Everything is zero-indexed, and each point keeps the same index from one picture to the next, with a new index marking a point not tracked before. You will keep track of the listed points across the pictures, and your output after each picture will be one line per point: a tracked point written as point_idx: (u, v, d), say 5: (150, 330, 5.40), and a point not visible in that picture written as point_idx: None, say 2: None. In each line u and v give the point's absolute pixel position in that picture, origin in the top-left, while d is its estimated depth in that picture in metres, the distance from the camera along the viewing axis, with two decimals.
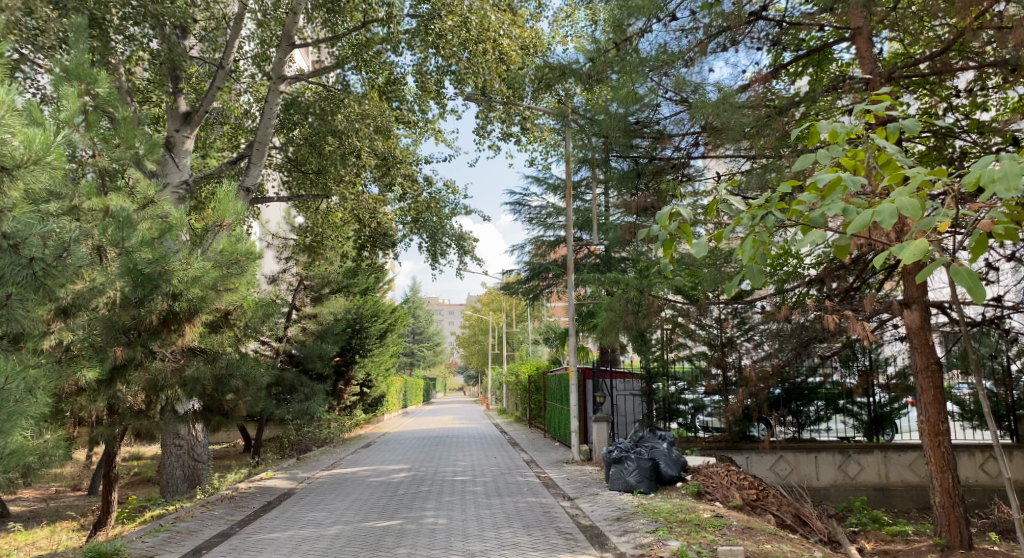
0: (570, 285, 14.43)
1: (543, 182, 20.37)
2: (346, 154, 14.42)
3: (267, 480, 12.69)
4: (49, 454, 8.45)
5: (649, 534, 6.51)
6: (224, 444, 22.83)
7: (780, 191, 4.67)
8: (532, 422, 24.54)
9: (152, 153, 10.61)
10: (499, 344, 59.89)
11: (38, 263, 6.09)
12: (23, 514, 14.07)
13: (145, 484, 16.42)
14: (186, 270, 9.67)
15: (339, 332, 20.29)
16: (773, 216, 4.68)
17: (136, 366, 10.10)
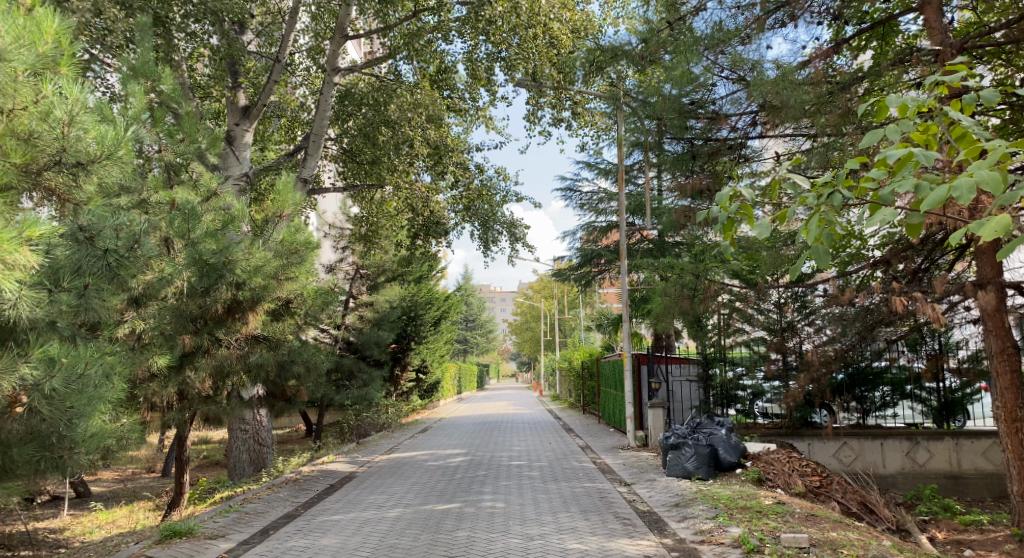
0: (625, 270, 14.19)
1: (594, 167, 20.22)
2: (399, 145, 14.45)
3: (329, 464, 13.00)
4: (123, 439, 8.78)
5: (709, 520, 6.49)
6: (287, 428, 23.47)
7: (847, 168, 4.55)
8: (586, 409, 24.46)
9: (214, 146, 10.99)
10: (552, 331, 59.93)
11: (112, 254, 6.36)
12: (104, 494, 14.74)
13: (214, 466, 17.00)
14: (249, 260, 9.96)
15: (395, 319, 20.59)
16: (841, 195, 4.56)
17: (203, 353, 10.43)
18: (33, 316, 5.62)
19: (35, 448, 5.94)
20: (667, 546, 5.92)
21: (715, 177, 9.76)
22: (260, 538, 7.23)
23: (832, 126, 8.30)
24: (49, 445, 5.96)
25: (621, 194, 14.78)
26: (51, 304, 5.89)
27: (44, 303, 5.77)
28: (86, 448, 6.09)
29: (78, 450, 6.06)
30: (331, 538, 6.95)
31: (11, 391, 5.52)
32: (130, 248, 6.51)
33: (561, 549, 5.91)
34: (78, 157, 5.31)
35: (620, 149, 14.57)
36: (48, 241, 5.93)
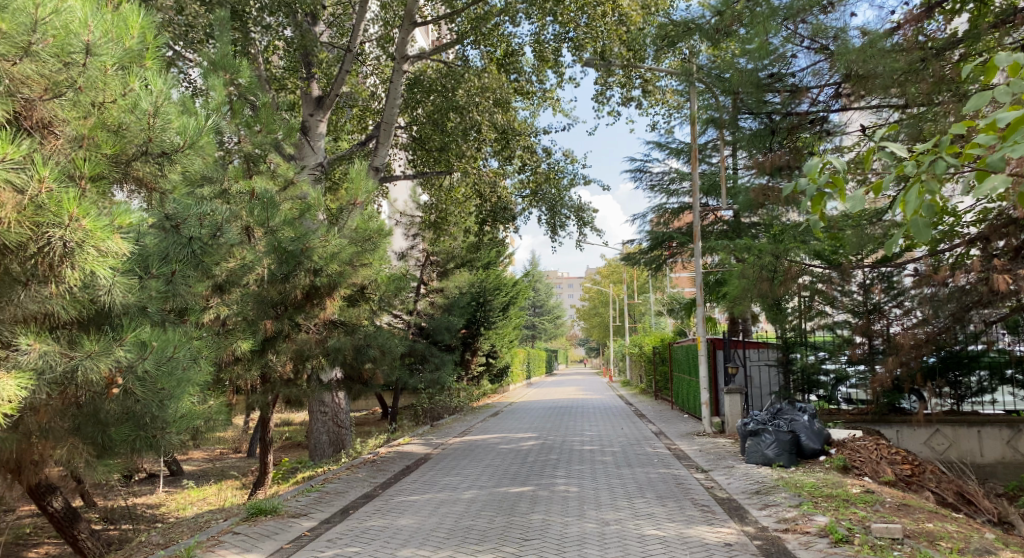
0: (699, 252, 13.86)
1: (665, 147, 19.88)
2: (466, 130, 14.31)
3: (405, 446, 13.22)
4: (210, 421, 9.10)
5: (792, 509, 6.32)
6: (363, 411, 24.03)
7: (952, 133, 4.22)
8: (658, 395, 24.18)
9: (291, 137, 11.28)
10: (622, 316, 59.45)
11: (197, 242, 6.72)
12: (195, 472, 15.37)
13: (296, 447, 17.55)
14: (325, 247, 10.17)
15: (465, 304, 20.77)
16: (944, 162, 4.22)
17: (284, 337, 10.71)
18: (126, 301, 5.78)
19: (131, 427, 6.24)
20: (749, 534, 5.79)
21: (796, 153, 9.52)
22: (340, 517, 7.39)
23: (924, 95, 7.95)
24: (144, 425, 6.25)
25: (694, 174, 14.43)
26: (141, 290, 6.08)
27: (134, 288, 5.90)
28: (174, 427, 6.40)
29: (168, 429, 6.36)
30: (409, 518, 7.06)
31: (107, 373, 5.65)
32: (206, 234, 6.78)
33: (639, 534, 5.84)
34: (164, 146, 5.49)
35: (692, 128, 14.24)
36: (137, 229, 6.05)
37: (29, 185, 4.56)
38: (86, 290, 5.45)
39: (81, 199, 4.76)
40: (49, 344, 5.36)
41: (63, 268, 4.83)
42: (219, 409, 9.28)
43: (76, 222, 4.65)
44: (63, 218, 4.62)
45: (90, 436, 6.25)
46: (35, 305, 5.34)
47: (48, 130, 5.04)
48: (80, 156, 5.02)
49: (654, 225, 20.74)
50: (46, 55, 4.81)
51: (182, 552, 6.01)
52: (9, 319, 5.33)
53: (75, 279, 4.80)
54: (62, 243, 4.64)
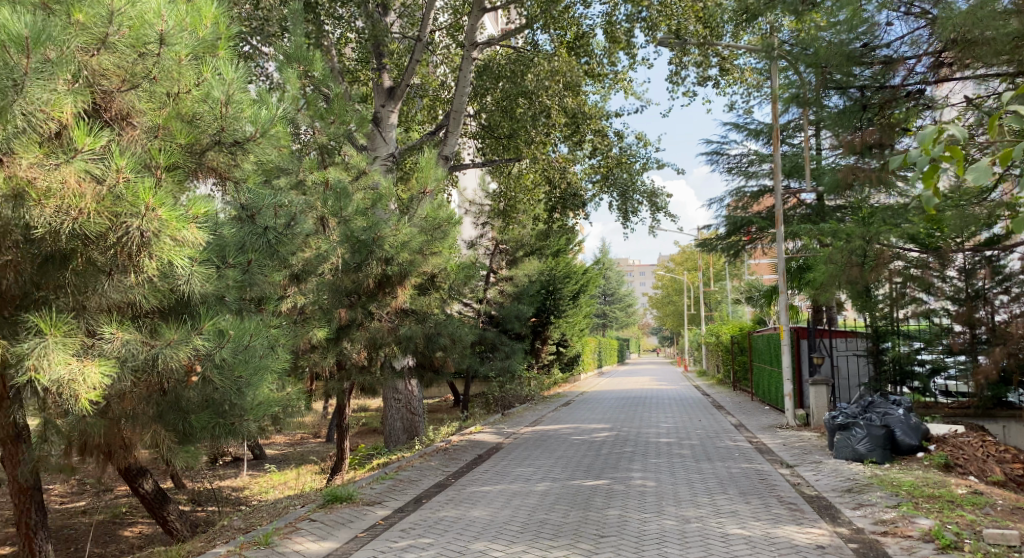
0: (781, 237, 13.25)
1: (743, 128, 19.25)
2: (537, 116, 13.93)
3: (477, 435, 13.16)
4: (285, 408, 9.19)
5: (890, 509, 5.95)
6: (436, 399, 24.21)
7: None
8: (736, 385, 23.58)
9: (363, 127, 11.31)
10: (696, 304, 58.36)
11: (271, 231, 6.70)
12: (276, 457, 15.72)
13: (371, 434, 17.78)
14: (396, 236, 10.14)
15: (535, 292, 20.64)
16: None
17: (358, 326, 10.75)
18: (203, 290, 5.82)
19: (210, 414, 6.36)
20: (843, 536, 5.45)
21: (887, 130, 9.01)
22: (414, 506, 7.35)
23: None
24: (223, 412, 6.39)
25: (777, 156, 13.78)
26: (219, 280, 6.17)
27: (212, 277, 5.94)
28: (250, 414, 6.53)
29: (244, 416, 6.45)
30: (482, 509, 6.95)
31: (186, 361, 5.66)
32: (278, 223, 6.75)
33: (723, 533, 5.58)
34: (236, 136, 5.50)
35: (772, 107, 13.68)
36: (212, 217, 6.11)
37: (105, 175, 4.51)
38: (165, 279, 5.48)
39: (155, 188, 4.74)
40: (130, 333, 5.38)
41: (141, 258, 4.87)
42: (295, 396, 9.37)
43: (151, 211, 4.65)
44: (139, 208, 4.61)
45: (171, 424, 6.24)
46: (117, 294, 5.29)
47: (127, 121, 5.03)
48: (154, 146, 4.95)
49: (731, 209, 20.19)
50: (122, 46, 4.80)
51: (260, 539, 6.04)
52: (94, 308, 5.35)
53: (152, 268, 4.86)
54: (138, 233, 4.64)
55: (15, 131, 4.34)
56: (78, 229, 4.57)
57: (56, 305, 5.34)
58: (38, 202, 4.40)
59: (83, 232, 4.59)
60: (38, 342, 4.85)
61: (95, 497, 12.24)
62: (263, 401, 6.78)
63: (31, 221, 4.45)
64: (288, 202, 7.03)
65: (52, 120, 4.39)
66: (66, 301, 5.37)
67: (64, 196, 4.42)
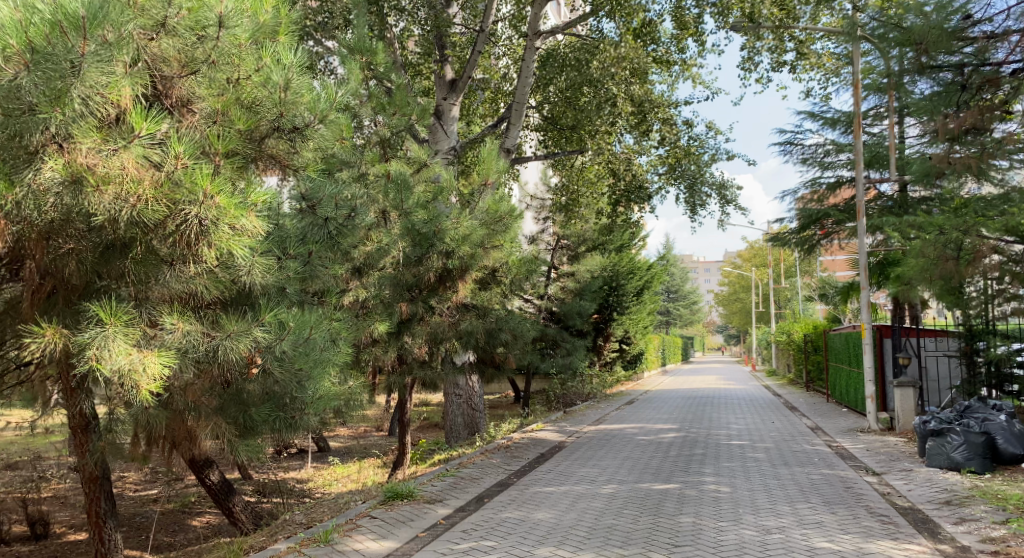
0: (862, 230, 12.61)
1: (818, 118, 19.52)
2: (602, 105, 13.71)
3: (539, 432, 12.90)
4: (346, 403, 9.09)
5: (997, 527, 5.45)
6: (496, 395, 24.07)
7: None
8: (809, 385, 22.80)
9: (425, 119, 11.18)
10: (763, 301, 56.98)
11: (332, 223, 6.59)
12: (340, 450, 15.75)
13: (433, 428, 17.73)
14: (458, 229, 9.93)
15: (596, 287, 20.29)
16: None
17: (419, 320, 10.57)
18: (264, 281, 5.71)
19: (271, 407, 6.24)
20: (947, 555, 4.99)
21: (983, 113, 8.42)
22: (475, 506, 7.12)
23: None
24: (283, 406, 6.26)
25: (858, 144, 13.11)
26: (281, 271, 6.08)
27: (273, 269, 5.85)
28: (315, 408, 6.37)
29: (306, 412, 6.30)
30: (546, 512, 6.68)
31: (247, 353, 5.54)
32: (340, 214, 6.59)
33: (808, 547, 5.17)
34: (296, 122, 5.35)
35: (854, 92, 13.16)
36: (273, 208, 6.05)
37: (165, 161, 4.44)
38: (226, 270, 5.40)
39: (215, 174, 4.63)
40: (191, 324, 5.27)
41: (200, 246, 4.77)
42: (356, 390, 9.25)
43: (210, 199, 4.54)
44: (198, 195, 4.51)
45: (233, 418, 6.15)
46: (180, 285, 5.26)
47: (187, 108, 4.97)
48: (213, 132, 4.82)
49: (805, 201, 19.85)
50: (182, 29, 4.73)
51: (320, 536, 5.89)
52: (156, 298, 5.29)
53: (211, 257, 4.76)
54: (196, 221, 4.53)
55: (76, 115, 4.20)
56: (137, 216, 4.48)
57: (118, 294, 5.23)
58: (98, 189, 4.26)
59: (142, 220, 4.49)
60: (100, 332, 4.69)
61: (164, 486, 12.42)
62: (324, 397, 6.66)
63: (91, 209, 4.32)
64: (348, 192, 6.89)
65: (110, 104, 4.30)
66: (130, 289, 5.25)
67: (123, 182, 4.33)
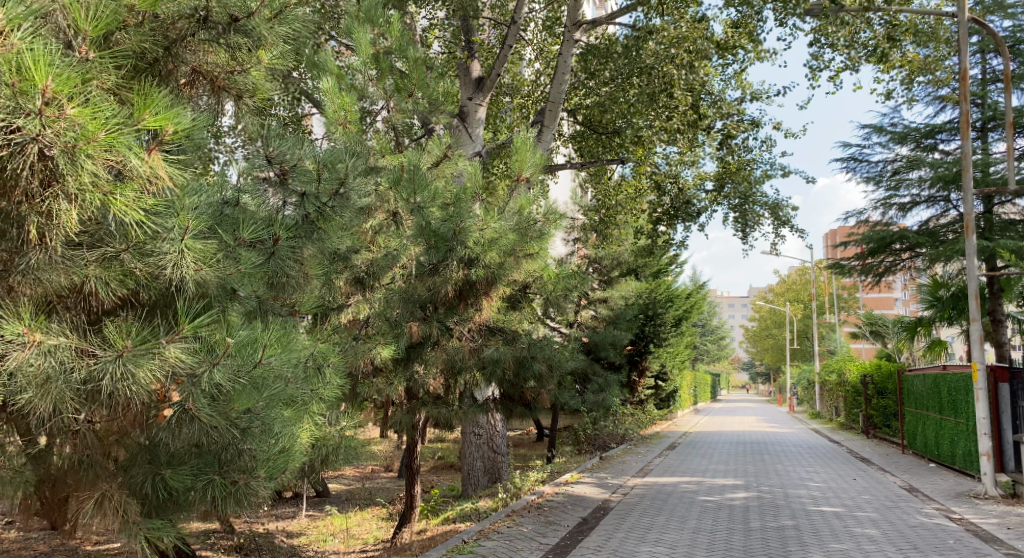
0: (972, 251, 10.49)
1: (885, 131, 18.30)
2: (655, 96, 11.27)
3: (575, 485, 10.74)
4: (334, 450, 7.02)
5: None
6: (518, 432, 21.93)
7: None
8: (872, 432, 20.63)
9: (448, 104, 9.30)
10: (799, 339, 54.45)
11: (311, 201, 4.69)
12: (341, 495, 13.59)
13: (449, 471, 15.71)
14: (483, 231, 7.82)
15: (633, 316, 18.24)
16: None
17: (432, 345, 8.45)
18: (200, 278, 3.75)
19: (202, 466, 4.09)
20: None
21: None
22: None
23: None
24: (222, 463, 4.08)
25: (968, 149, 10.91)
26: (228, 262, 4.00)
27: (212, 259, 3.84)
28: (275, 463, 4.17)
29: (257, 474, 4.10)
30: None
31: (157, 384, 3.49)
32: (319, 185, 4.70)
33: None
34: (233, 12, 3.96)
35: (961, 86, 11.28)
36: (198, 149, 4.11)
37: None
38: (141, 258, 3.55)
39: (68, 68, 2.78)
40: (56, 336, 3.31)
41: (51, 199, 2.96)
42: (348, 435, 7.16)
43: (55, 110, 2.73)
44: (31, 101, 2.67)
45: (139, 486, 4.03)
46: (58, 277, 3.45)
47: None
48: (76, 5, 3.08)
49: (875, 224, 18.21)
50: None
51: None
52: (29, 299, 3.46)
53: (68, 218, 2.97)
54: (32, 146, 2.70)
55: None
56: None
57: None
58: None
59: None
60: None
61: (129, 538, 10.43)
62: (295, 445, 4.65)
63: None
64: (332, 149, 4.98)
65: None
66: None
67: None
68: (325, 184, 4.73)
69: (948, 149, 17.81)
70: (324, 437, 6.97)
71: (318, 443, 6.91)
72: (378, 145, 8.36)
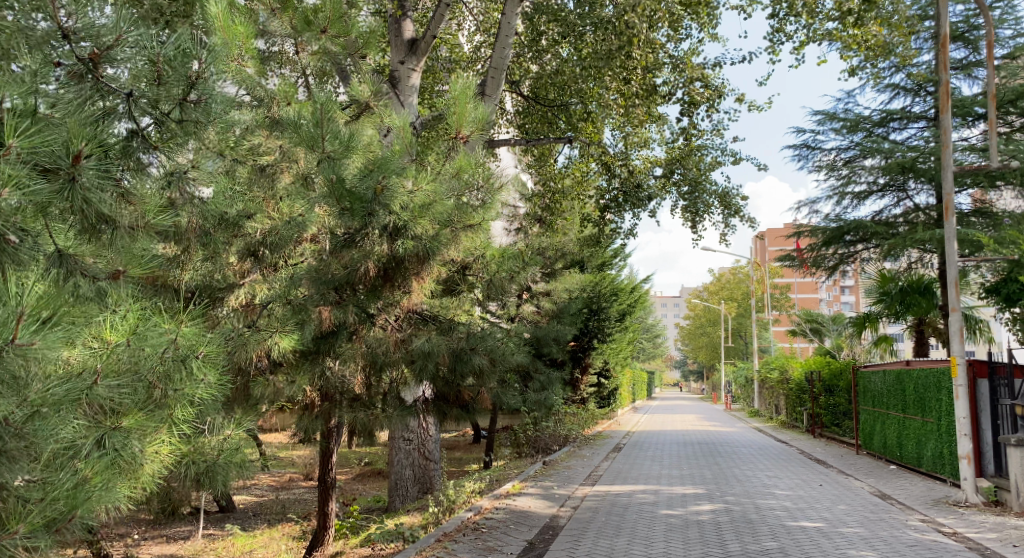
0: (952, 234, 9.62)
1: (837, 119, 17.66)
2: (611, 57, 10.00)
3: (519, 498, 9.40)
4: (211, 468, 5.25)
5: None
6: (452, 435, 20.50)
7: None
8: (819, 431, 20.00)
9: (371, 52, 7.86)
10: (733, 337, 54.48)
11: (146, 100, 3.73)
12: (249, 509, 11.95)
13: (376, 479, 14.34)
14: (412, 194, 6.30)
15: (577, 310, 17.01)
16: None
17: (349, 335, 6.92)
18: None
19: None
20: None
21: None
22: None
23: None
24: None
25: (947, 123, 10.00)
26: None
27: None
28: (58, 506, 3.39)
29: (13, 530, 3.16)
30: None
31: None
32: (161, 87, 3.77)
33: None
34: None
35: (940, 54, 10.32)
36: None
37: None
38: None
39: None
40: None
41: None
42: (230, 447, 5.39)
43: None
44: None
45: None
46: None
47: None
48: None
49: (827, 215, 17.56)
50: None
51: None
52: None
53: None
54: None
55: None
56: None
57: None
58: None
59: None
60: None
61: None
62: (124, 466, 3.89)
63: None
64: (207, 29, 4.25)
65: None
66: None
67: None
68: (170, 89, 3.78)
69: (901, 138, 17.25)
70: (197, 451, 5.23)
71: (188, 458, 5.15)
72: (282, 91, 6.88)
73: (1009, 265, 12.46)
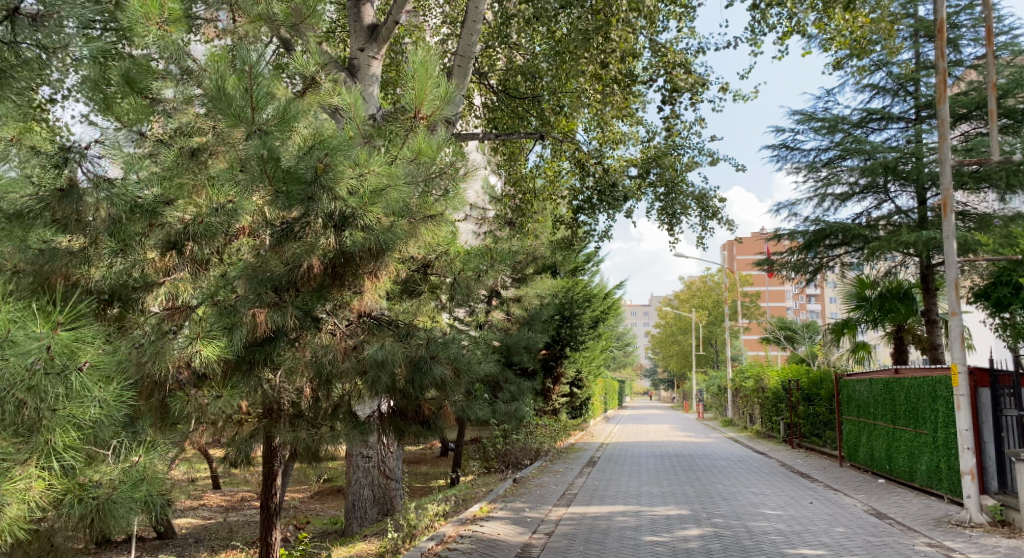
0: (951, 233, 8.95)
1: (815, 119, 17.13)
2: (587, 38, 9.24)
3: (488, 522, 8.53)
4: (103, 507, 4.14)
5: None
6: (417, 448, 19.52)
7: None
8: (797, 441, 19.39)
9: (318, 25, 7.00)
10: (704, 345, 54.14)
11: None
12: (193, 535, 10.92)
13: (334, 498, 13.38)
14: (362, 178, 5.43)
15: (549, 316, 16.19)
16: None
17: (291, 343, 6.00)
18: None
19: None
20: None
21: None
22: None
23: None
24: None
25: (946, 114, 9.34)
26: None
27: None
28: None
29: None
30: None
31: None
32: None
33: None
34: None
35: (938, 41, 9.69)
36: None
37: None
38: None
39: None
40: None
41: None
42: (133, 479, 4.32)
43: None
44: None
45: None
46: None
47: None
48: None
49: (808, 218, 16.99)
50: None
51: None
52: None
53: None
54: None
55: None
56: None
57: None
58: None
59: None
60: None
61: None
62: None
63: None
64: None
65: None
66: None
67: None
68: None
69: (880, 139, 16.74)
70: (86, 485, 4.14)
71: (70, 495, 4.06)
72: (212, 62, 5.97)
73: (1002, 268, 11.88)
